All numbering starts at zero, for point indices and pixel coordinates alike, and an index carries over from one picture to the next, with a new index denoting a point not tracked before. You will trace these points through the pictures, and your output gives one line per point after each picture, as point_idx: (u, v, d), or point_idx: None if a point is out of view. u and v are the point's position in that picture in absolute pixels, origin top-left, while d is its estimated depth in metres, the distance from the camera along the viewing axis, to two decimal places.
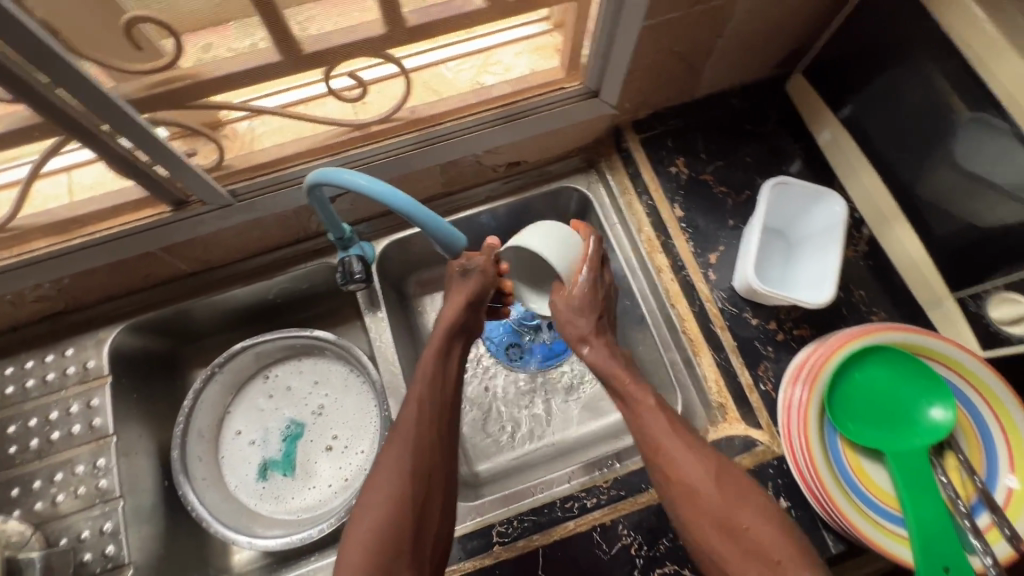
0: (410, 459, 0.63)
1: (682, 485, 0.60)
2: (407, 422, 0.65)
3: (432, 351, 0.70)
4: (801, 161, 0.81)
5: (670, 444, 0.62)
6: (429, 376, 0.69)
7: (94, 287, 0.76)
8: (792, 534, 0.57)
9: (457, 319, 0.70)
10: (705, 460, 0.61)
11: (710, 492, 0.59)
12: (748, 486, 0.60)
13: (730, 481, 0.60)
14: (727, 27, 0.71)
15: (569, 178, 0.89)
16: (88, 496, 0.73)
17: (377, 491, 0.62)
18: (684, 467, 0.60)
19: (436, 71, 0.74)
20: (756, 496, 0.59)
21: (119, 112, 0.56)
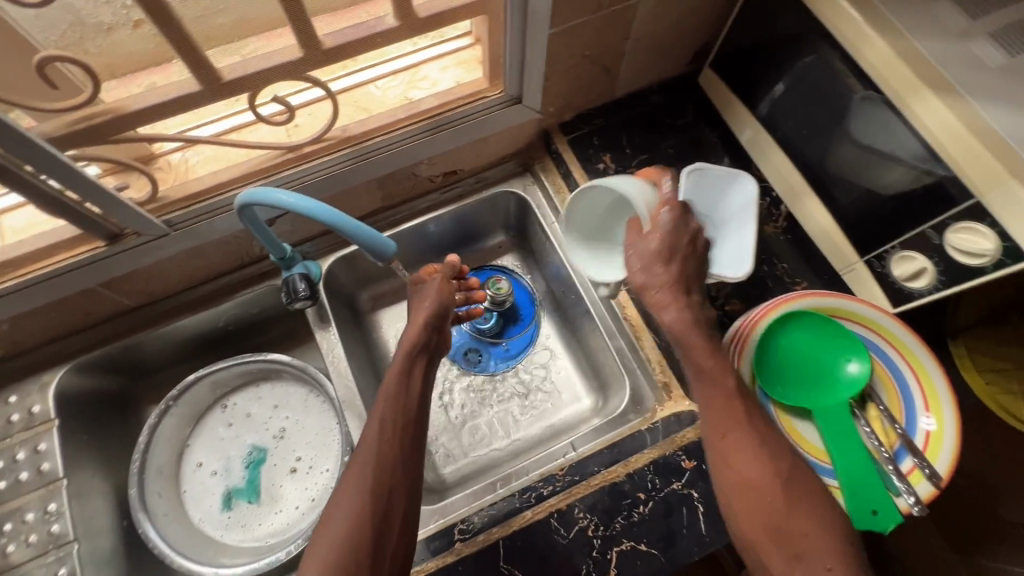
0: (371, 473, 0.62)
1: (738, 475, 0.57)
2: (369, 436, 0.64)
3: (395, 370, 0.70)
4: (719, 148, 0.87)
5: (738, 431, 0.58)
6: (392, 393, 0.68)
7: (34, 330, 0.76)
8: (844, 544, 0.53)
9: (418, 337, 0.72)
10: (775, 461, 0.57)
11: (768, 489, 0.55)
12: (814, 492, 0.56)
13: (800, 488, 0.56)
14: (633, 29, 0.76)
15: (505, 182, 0.93)
16: (41, 543, 0.71)
17: (339, 511, 0.60)
18: (747, 461, 0.57)
19: (366, 90, 0.79)
20: (816, 502, 0.55)
21: (40, 151, 0.56)
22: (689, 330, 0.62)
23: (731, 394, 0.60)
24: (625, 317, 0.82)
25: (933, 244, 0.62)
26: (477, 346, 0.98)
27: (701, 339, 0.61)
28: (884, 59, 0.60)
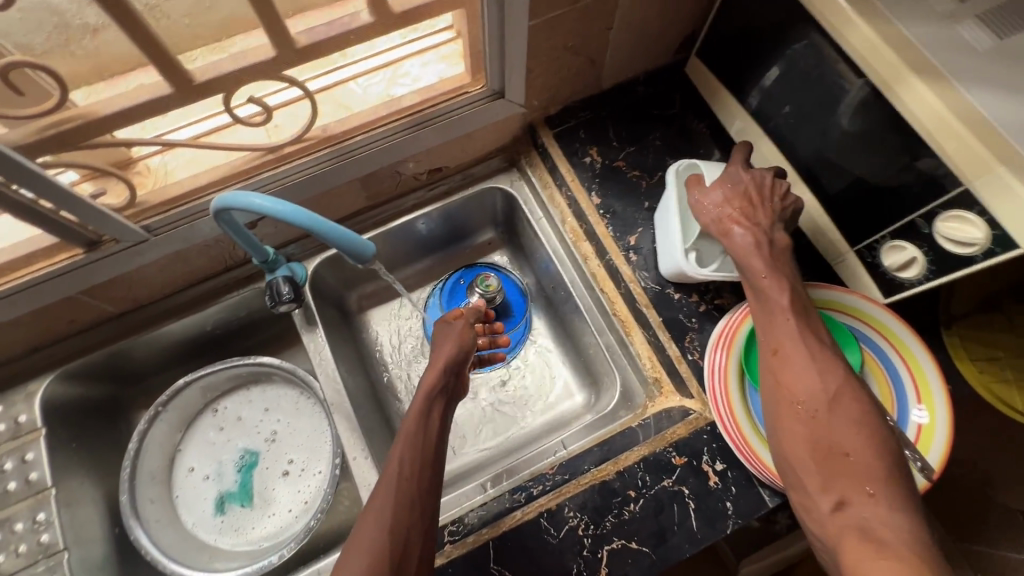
0: (391, 510, 0.60)
1: (789, 392, 0.58)
2: (387, 476, 0.63)
3: (417, 412, 0.69)
4: (707, 138, 0.85)
5: (792, 347, 0.59)
6: (410, 434, 0.67)
7: (17, 339, 0.75)
8: (893, 468, 0.52)
9: (439, 379, 0.73)
10: (826, 376, 0.57)
11: (817, 408, 0.56)
12: (871, 418, 0.55)
13: (852, 406, 0.56)
14: (616, 19, 0.74)
15: (492, 179, 0.92)
16: (31, 553, 0.71)
17: (360, 549, 0.57)
18: (797, 376, 0.58)
19: (346, 89, 0.77)
20: (870, 425, 0.54)
21: (7, 160, 0.55)
22: (750, 253, 0.65)
23: (788, 311, 0.62)
24: (615, 312, 0.81)
25: (923, 233, 0.61)
26: None
27: (761, 260, 0.65)
28: (869, 44, 0.58)
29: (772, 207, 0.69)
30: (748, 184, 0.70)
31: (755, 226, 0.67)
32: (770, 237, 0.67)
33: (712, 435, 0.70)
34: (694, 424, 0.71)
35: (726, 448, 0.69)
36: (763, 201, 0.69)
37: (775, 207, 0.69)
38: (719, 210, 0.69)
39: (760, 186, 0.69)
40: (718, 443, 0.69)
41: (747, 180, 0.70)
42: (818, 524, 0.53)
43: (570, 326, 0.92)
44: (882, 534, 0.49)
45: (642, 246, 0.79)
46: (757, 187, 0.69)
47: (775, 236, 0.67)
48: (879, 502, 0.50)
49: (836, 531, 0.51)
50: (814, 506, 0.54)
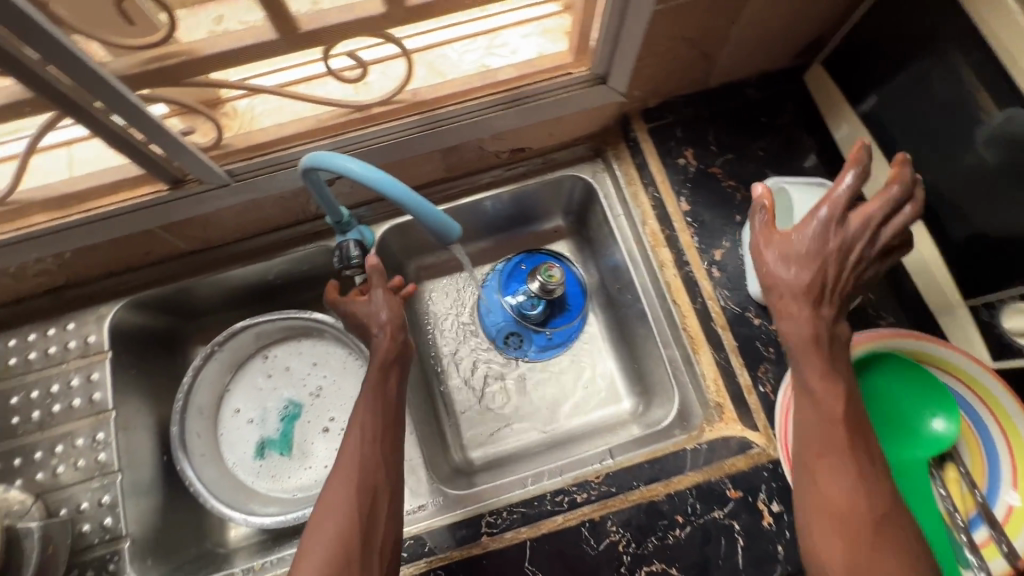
0: (357, 476, 0.65)
1: (831, 508, 0.54)
2: (351, 442, 0.68)
3: (372, 380, 0.72)
4: (815, 156, 0.78)
5: (838, 460, 0.55)
6: (370, 402, 0.70)
7: (94, 262, 0.77)
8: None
9: (388, 351, 0.74)
10: (872, 497, 0.53)
11: (859, 526, 0.53)
12: (911, 547, 0.52)
13: (894, 533, 0.53)
14: (744, 13, 0.68)
15: (574, 166, 0.87)
16: (88, 468, 0.74)
17: (330, 511, 0.63)
18: (842, 492, 0.54)
19: (440, 53, 0.74)
20: (910, 555, 0.52)
21: (108, 88, 0.54)
22: (807, 345, 0.57)
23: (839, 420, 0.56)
24: (684, 327, 0.76)
25: None
26: (518, 330, 0.95)
27: (820, 359, 0.56)
28: None
29: (840, 297, 0.57)
30: (829, 262, 0.55)
31: (817, 313, 0.56)
32: (833, 331, 0.57)
33: (773, 473, 0.66)
34: (755, 459, 0.67)
35: (787, 490, 0.65)
36: (845, 274, 0.56)
37: (847, 292, 0.57)
38: (789, 290, 0.57)
39: (842, 256, 0.55)
40: (778, 482, 0.66)
41: (831, 255, 0.55)
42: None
43: (629, 331, 0.88)
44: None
45: (727, 263, 0.75)
46: (838, 264, 0.55)
47: (838, 329, 0.58)
48: None
49: None
50: None
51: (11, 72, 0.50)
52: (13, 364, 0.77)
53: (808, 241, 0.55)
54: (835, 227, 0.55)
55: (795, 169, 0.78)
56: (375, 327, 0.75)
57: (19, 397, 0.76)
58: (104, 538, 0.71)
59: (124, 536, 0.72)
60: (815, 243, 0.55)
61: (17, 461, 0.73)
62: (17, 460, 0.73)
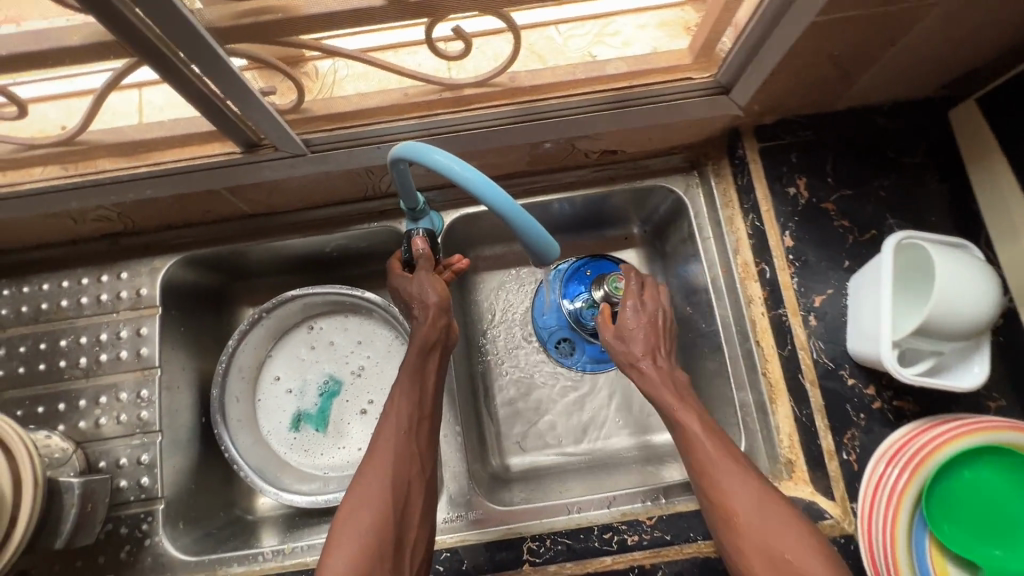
0: (393, 463, 0.62)
1: (724, 505, 0.58)
2: (386, 430, 0.64)
3: (413, 362, 0.67)
4: (945, 205, 0.69)
5: (718, 464, 0.60)
6: (409, 389, 0.66)
7: (154, 215, 0.74)
8: (836, 567, 0.52)
9: (430, 336, 0.68)
10: (751, 488, 0.58)
11: (749, 512, 0.57)
12: (794, 514, 0.57)
13: (777, 508, 0.57)
14: (908, 37, 0.58)
15: (666, 177, 0.81)
16: (130, 425, 0.73)
17: (364, 502, 0.59)
18: (729, 493, 0.58)
19: (547, 33, 0.61)
20: (795, 523, 0.56)
21: (198, 42, 0.48)
22: (660, 386, 0.68)
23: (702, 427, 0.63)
24: (764, 372, 0.71)
25: None
26: (571, 336, 0.88)
27: (668, 392, 0.67)
28: None
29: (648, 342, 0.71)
30: (648, 321, 0.72)
31: (657, 366, 0.69)
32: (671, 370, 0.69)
33: (843, 549, 0.61)
34: (827, 531, 0.62)
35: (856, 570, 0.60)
36: (664, 330, 0.72)
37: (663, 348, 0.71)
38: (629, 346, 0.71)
39: (654, 321, 0.72)
40: (848, 560, 0.61)
41: (646, 317, 0.72)
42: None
43: (696, 361, 0.82)
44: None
45: (827, 311, 0.67)
46: (655, 329, 0.71)
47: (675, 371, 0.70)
48: None
49: None
50: None
51: (97, 16, 0.44)
52: (65, 307, 0.76)
53: (626, 324, 0.72)
54: (644, 300, 0.73)
55: (919, 217, 0.69)
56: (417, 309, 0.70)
57: (69, 341, 0.75)
58: (140, 497, 0.71)
59: (159, 498, 0.71)
60: (633, 322, 0.72)
61: (61, 406, 0.73)
62: (62, 405, 0.73)
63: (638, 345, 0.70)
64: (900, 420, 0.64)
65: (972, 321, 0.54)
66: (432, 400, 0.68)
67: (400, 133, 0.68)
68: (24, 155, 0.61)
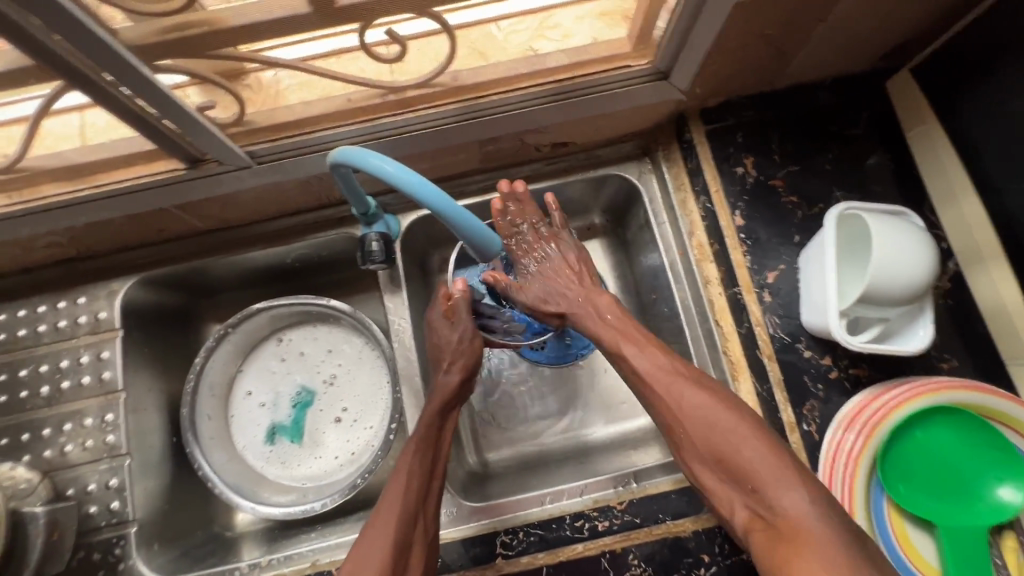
0: (395, 526, 0.60)
1: (682, 419, 0.59)
2: (393, 493, 0.63)
3: (431, 422, 0.69)
4: (888, 174, 0.71)
5: (673, 381, 0.60)
6: (423, 449, 0.67)
7: (105, 236, 0.73)
8: (789, 468, 0.52)
9: (451, 396, 0.71)
10: (707, 399, 0.58)
11: (685, 421, 0.58)
12: (751, 425, 0.56)
13: (710, 403, 0.58)
14: (836, 12, 0.59)
15: (619, 164, 0.82)
16: (97, 450, 0.72)
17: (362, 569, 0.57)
18: (686, 404, 0.59)
19: (486, 30, 0.64)
20: (728, 415, 0.57)
21: (122, 62, 0.48)
22: None
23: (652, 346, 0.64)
24: (725, 351, 0.71)
25: None
26: None
27: None
28: None
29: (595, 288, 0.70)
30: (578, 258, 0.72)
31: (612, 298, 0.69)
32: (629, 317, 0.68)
33: None
34: None
35: None
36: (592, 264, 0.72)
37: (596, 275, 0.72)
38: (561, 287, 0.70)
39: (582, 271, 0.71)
40: None
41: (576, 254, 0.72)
42: (737, 525, 0.55)
43: None
44: (787, 527, 0.50)
45: (780, 286, 0.69)
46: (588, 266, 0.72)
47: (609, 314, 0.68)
48: (802, 505, 0.50)
49: (763, 544, 0.51)
50: (733, 518, 0.56)
51: (7, 35, 0.44)
52: (23, 336, 0.75)
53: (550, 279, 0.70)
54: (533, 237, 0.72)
55: (865, 188, 0.71)
56: (445, 364, 0.73)
57: (29, 370, 0.74)
58: (111, 521, 0.70)
59: (131, 521, 0.71)
60: (549, 265, 0.71)
61: (26, 436, 0.72)
62: (26, 435, 0.72)
63: (609, 311, 0.68)
64: (857, 387, 0.65)
65: (908, 284, 0.56)
66: (442, 462, 0.68)
67: (346, 139, 0.68)
68: None
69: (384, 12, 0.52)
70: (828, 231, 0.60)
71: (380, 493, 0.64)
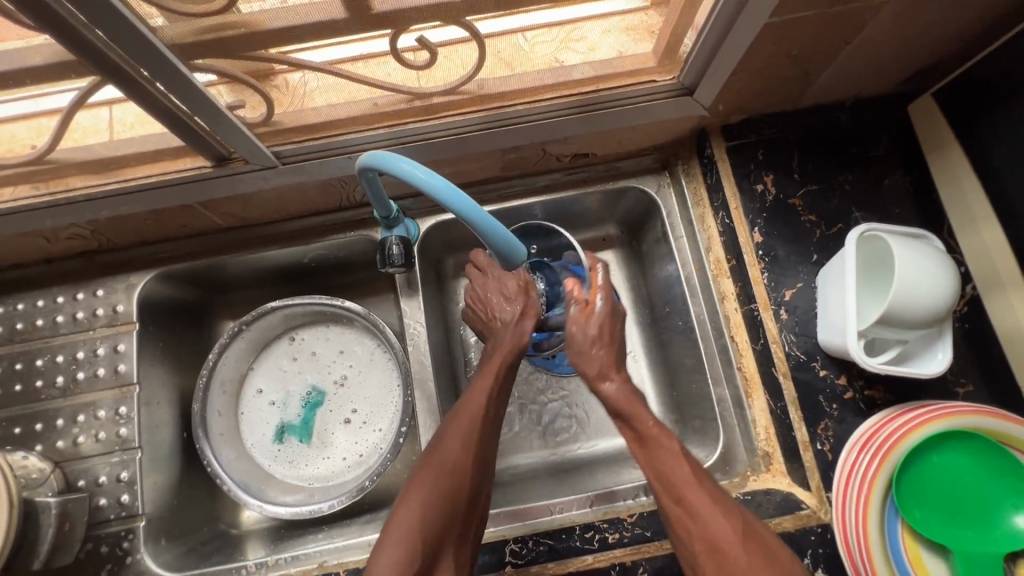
0: (464, 449, 0.64)
1: (705, 541, 0.56)
2: (462, 417, 0.67)
3: (474, 410, 0.67)
4: (907, 197, 0.71)
5: (694, 497, 0.58)
6: (463, 439, 0.65)
7: (128, 230, 0.74)
8: None
9: (518, 333, 0.73)
10: (732, 520, 0.56)
11: (714, 541, 0.56)
12: (773, 552, 0.54)
13: (762, 547, 0.55)
14: (862, 34, 0.59)
15: (638, 177, 0.83)
16: (108, 442, 0.72)
17: (431, 481, 0.62)
18: (711, 524, 0.56)
19: (512, 40, 0.60)
20: (783, 561, 0.54)
21: (159, 58, 0.49)
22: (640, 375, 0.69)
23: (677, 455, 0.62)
24: (740, 367, 0.73)
25: None
26: None
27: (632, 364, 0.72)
28: None
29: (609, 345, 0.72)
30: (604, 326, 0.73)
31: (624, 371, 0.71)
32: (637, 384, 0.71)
33: (821, 539, 0.62)
34: (804, 521, 0.63)
35: (834, 557, 0.61)
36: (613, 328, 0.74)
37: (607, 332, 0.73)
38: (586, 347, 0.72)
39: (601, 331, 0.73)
40: (825, 549, 0.62)
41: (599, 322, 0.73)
42: None
43: (674, 359, 0.82)
44: None
45: (797, 305, 0.69)
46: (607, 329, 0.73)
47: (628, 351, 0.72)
48: None
49: None
50: None
51: (51, 31, 0.44)
52: (40, 326, 0.76)
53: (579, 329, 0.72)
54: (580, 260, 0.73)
55: (884, 209, 0.71)
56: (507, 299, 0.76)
57: (44, 360, 0.75)
58: (120, 514, 0.70)
59: (140, 515, 0.71)
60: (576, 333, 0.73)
61: (39, 426, 0.73)
62: (39, 425, 0.73)
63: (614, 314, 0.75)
64: (872, 409, 0.65)
65: (930, 308, 0.56)
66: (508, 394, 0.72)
67: (370, 142, 0.69)
68: None
69: (416, 20, 0.53)
70: (847, 248, 0.61)
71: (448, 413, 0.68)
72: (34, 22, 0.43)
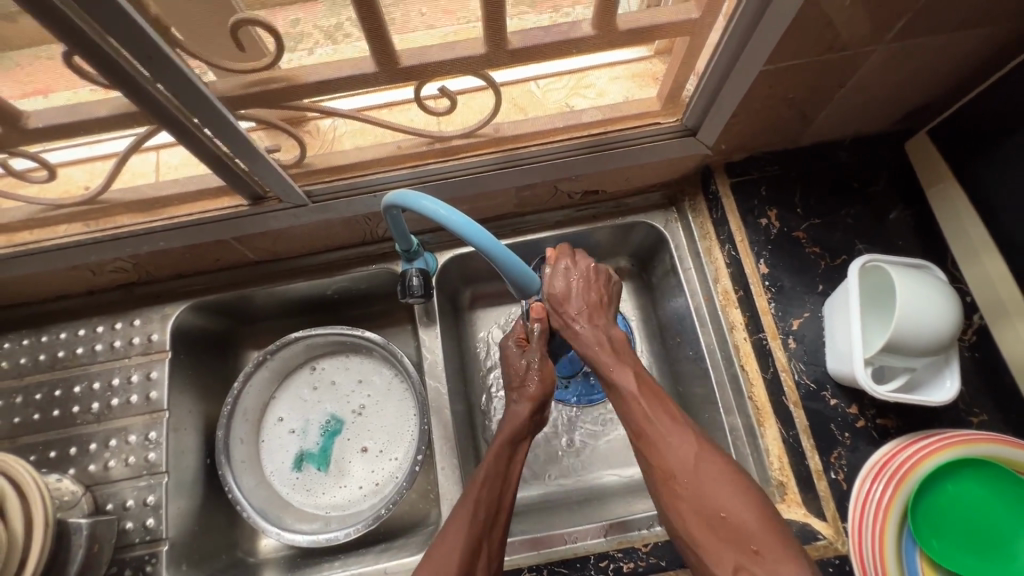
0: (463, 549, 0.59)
1: (665, 468, 0.60)
2: (459, 516, 0.62)
3: (478, 505, 0.63)
4: (909, 229, 0.73)
5: (651, 430, 0.63)
6: (467, 539, 0.60)
7: (167, 264, 0.79)
8: (765, 515, 0.55)
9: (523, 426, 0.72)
10: (681, 438, 0.61)
11: (671, 462, 0.60)
12: (720, 463, 0.59)
13: (715, 465, 0.59)
14: (854, 79, 0.63)
15: (646, 213, 0.87)
16: (137, 466, 0.75)
17: None
18: (661, 451, 0.61)
19: (526, 88, 0.67)
20: (732, 476, 0.58)
21: (209, 107, 0.54)
22: None
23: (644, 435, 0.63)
24: (751, 397, 0.74)
25: None
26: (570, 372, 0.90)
27: None
28: None
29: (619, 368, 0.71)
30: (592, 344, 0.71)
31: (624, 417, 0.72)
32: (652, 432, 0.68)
33: (839, 570, 0.62)
34: (821, 552, 0.63)
35: None
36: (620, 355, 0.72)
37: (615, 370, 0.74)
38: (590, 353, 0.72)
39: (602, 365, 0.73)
40: None
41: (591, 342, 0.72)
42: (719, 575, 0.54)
43: (686, 389, 0.84)
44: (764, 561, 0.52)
45: (805, 334, 0.70)
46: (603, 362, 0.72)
47: None
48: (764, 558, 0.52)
49: None
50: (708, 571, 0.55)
51: (121, 87, 0.50)
52: (80, 354, 0.80)
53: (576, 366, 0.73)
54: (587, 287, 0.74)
55: (886, 241, 0.73)
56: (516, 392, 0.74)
57: (82, 386, 0.79)
58: (144, 538, 0.72)
59: (163, 539, 0.72)
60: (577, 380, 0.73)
61: (73, 450, 0.76)
62: (73, 449, 0.76)
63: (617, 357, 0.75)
64: (885, 438, 0.65)
65: (934, 336, 0.57)
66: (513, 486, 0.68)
67: (392, 181, 0.74)
68: (51, 215, 0.68)
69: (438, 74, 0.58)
70: (852, 279, 0.63)
71: (444, 521, 0.63)
72: (109, 81, 0.50)
